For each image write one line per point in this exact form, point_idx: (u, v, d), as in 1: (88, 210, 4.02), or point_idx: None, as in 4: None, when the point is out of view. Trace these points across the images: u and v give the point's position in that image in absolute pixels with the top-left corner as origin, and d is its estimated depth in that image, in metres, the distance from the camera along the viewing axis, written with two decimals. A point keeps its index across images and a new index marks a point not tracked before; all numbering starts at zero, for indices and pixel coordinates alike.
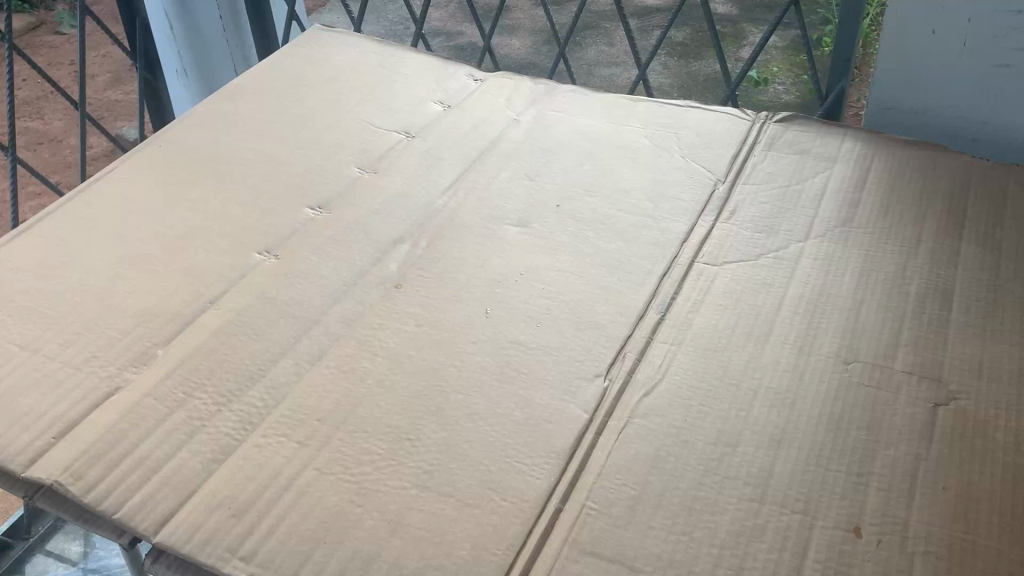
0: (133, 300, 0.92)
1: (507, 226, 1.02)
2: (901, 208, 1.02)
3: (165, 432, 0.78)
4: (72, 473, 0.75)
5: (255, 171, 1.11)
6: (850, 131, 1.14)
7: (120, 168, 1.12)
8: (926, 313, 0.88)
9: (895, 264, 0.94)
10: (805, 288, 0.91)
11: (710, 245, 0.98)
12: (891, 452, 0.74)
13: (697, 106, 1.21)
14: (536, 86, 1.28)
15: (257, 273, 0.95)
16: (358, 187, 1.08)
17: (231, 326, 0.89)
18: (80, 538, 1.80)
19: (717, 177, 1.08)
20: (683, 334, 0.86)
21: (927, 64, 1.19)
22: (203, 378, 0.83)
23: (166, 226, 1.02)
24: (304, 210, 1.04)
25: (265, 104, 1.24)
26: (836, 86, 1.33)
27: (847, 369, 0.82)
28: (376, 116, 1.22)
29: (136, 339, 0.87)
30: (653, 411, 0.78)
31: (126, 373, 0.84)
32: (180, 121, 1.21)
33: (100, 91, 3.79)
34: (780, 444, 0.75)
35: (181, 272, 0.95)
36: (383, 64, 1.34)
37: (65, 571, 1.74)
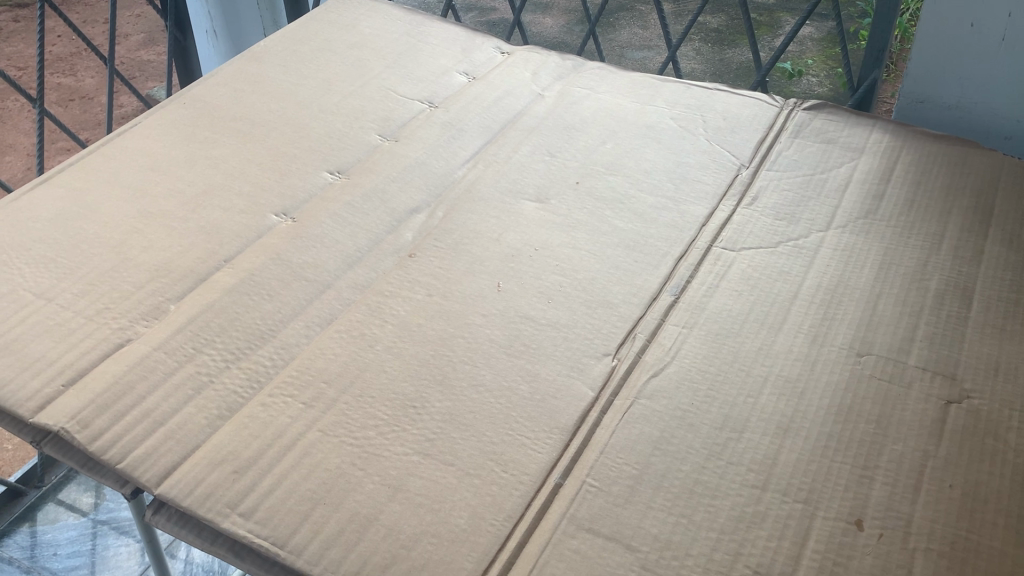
0: (148, 255, 0.92)
1: (525, 200, 1.01)
2: (926, 202, 1.00)
3: (172, 386, 0.79)
4: (79, 421, 0.75)
5: (276, 133, 1.11)
6: (880, 121, 1.12)
7: (143, 123, 1.12)
8: (945, 309, 0.86)
9: (917, 258, 0.93)
10: (822, 279, 0.90)
11: (729, 230, 0.97)
12: (899, 447, 0.73)
13: (725, 88, 1.19)
14: (563, 62, 1.27)
15: (273, 235, 0.95)
16: (379, 155, 1.08)
17: (244, 285, 0.89)
18: (92, 489, 1.83)
19: (741, 162, 1.07)
20: (695, 318, 0.86)
21: (962, 58, 1.17)
22: (213, 335, 0.84)
23: (186, 183, 1.02)
24: (323, 174, 1.04)
25: (290, 67, 1.24)
26: (868, 76, 1.30)
27: (860, 361, 0.80)
28: (401, 83, 1.21)
29: (149, 293, 0.88)
30: (659, 392, 0.78)
31: (137, 326, 0.84)
32: (204, 79, 1.21)
33: (133, 51, 3.80)
34: (786, 433, 0.74)
35: (198, 230, 0.95)
36: (410, 32, 1.33)
37: (75, 521, 1.77)
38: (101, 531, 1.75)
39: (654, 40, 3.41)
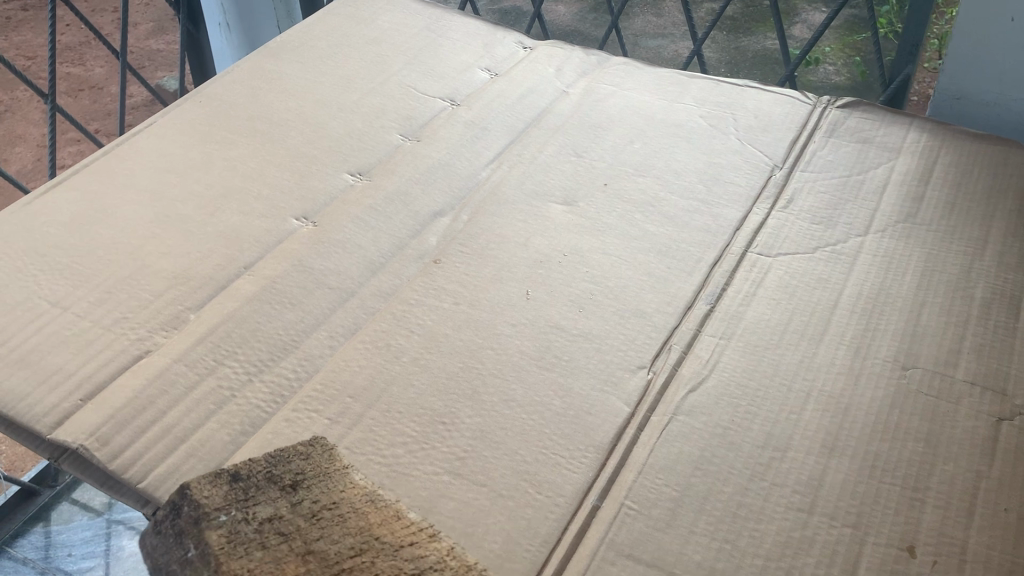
0: (166, 262, 0.89)
1: (552, 203, 0.98)
2: (968, 205, 0.97)
3: (193, 401, 0.76)
4: (98, 438, 0.73)
5: (295, 133, 1.08)
6: (917, 120, 1.09)
7: (158, 123, 1.09)
8: (992, 319, 0.83)
9: (960, 265, 0.89)
10: (863, 287, 0.87)
11: (764, 235, 0.94)
12: (950, 468, 0.70)
13: (755, 85, 1.16)
14: (587, 57, 1.24)
15: (293, 240, 0.93)
16: (400, 156, 1.05)
17: (265, 293, 0.86)
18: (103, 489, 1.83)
19: (774, 163, 1.04)
20: (733, 329, 0.83)
21: (1000, 54, 1.13)
22: (235, 346, 0.81)
23: (203, 185, 0.99)
24: (343, 176, 1.01)
25: (307, 63, 1.21)
26: (901, 71, 1.27)
27: (906, 375, 0.77)
28: (421, 80, 1.18)
29: (168, 302, 0.85)
30: (698, 408, 0.75)
31: (156, 337, 0.82)
32: (219, 77, 1.18)
33: (142, 40, 3.77)
34: (831, 452, 0.71)
35: (216, 235, 0.93)
36: (429, 27, 1.29)
37: (89, 521, 1.77)
38: (116, 530, 1.78)
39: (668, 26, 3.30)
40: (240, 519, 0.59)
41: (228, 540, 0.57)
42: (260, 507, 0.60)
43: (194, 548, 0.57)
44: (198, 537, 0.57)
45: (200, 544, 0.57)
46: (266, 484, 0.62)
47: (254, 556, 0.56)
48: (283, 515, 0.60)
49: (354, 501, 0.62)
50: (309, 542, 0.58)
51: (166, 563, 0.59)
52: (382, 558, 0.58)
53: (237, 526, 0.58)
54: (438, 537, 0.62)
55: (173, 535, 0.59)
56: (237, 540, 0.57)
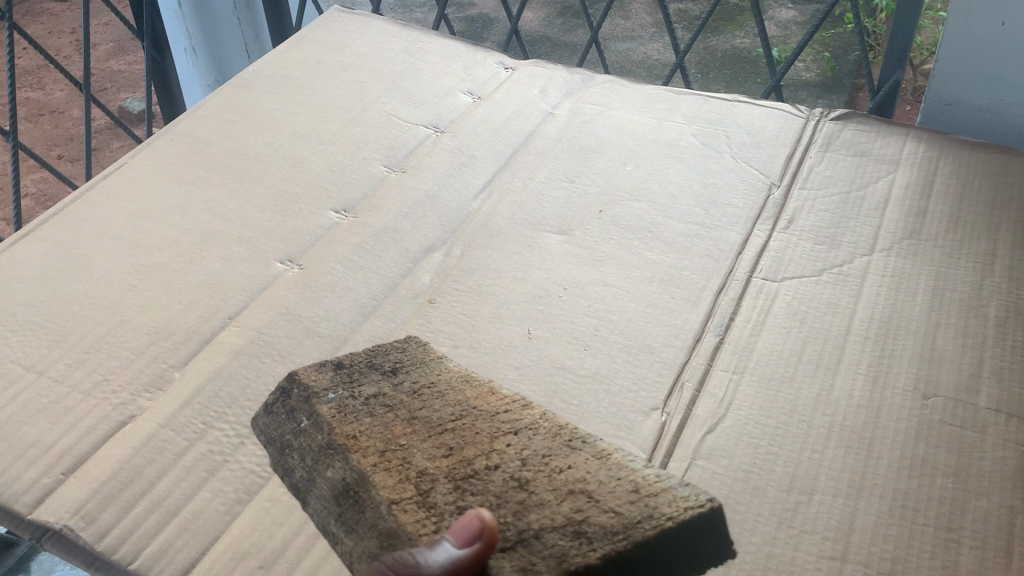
0: (146, 316, 0.85)
1: (547, 233, 0.95)
2: (972, 218, 0.94)
3: (184, 469, 0.72)
4: (84, 516, 0.68)
5: (273, 170, 1.03)
6: (913, 130, 1.06)
7: (130, 164, 1.04)
8: (1009, 340, 0.80)
9: (971, 282, 0.87)
10: (874, 310, 0.84)
11: (768, 258, 0.91)
12: (982, 504, 0.67)
13: (745, 100, 1.14)
14: (571, 77, 1.20)
15: (279, 286, 0.88)
16: (385, 189, 1.01)
17: (253, 346, 0.82)
18: None
19: (771, 180, 1.01)
20: (745, 362, 0.79)
21: (992, 58, 1.11)
22: (224, 406, 0.77)
23: (181, 231, 0.94)
24: (327, 214, 0.97)
25: (282, 94, 1.16)
26: (890, 78, 1.25)
27: (928, 404, 0.75)
28: (402, 108, 1.14)
29: (150, 360, 0.80)
30: (717, 451, 0.72)
31: (140, 400, 0.77)
32: (191, 112, 1.13)
33: (102, 62, 3.68)
34: (859, 493, 0.68)
35: (197, 284, 0.88)
36: (406, 50, 1.26)
37: None
38: None
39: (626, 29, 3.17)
40: (347, 396, 0.63)
41: (338, 411, 0.61)
42: (365, 386, 0.64)
43: (306, 420, 0.61)
44: (310, 409, 0.62)
45: (311, 415, 0.61)
46: (368, 370, 0.66)
47: (365, 420, 0.61)
48: (387, 392, 0.64)
49: (450, 380, 0.66)
50: (413, 410, 0.62)
51: (279, 438, 0.63)
52: (481, 420, 0.61)
53: (344, 401, 0.62)
54: (532, 405, 0.64)
55: (284, 412, 0.64)
56: (347, 411, 0.61)
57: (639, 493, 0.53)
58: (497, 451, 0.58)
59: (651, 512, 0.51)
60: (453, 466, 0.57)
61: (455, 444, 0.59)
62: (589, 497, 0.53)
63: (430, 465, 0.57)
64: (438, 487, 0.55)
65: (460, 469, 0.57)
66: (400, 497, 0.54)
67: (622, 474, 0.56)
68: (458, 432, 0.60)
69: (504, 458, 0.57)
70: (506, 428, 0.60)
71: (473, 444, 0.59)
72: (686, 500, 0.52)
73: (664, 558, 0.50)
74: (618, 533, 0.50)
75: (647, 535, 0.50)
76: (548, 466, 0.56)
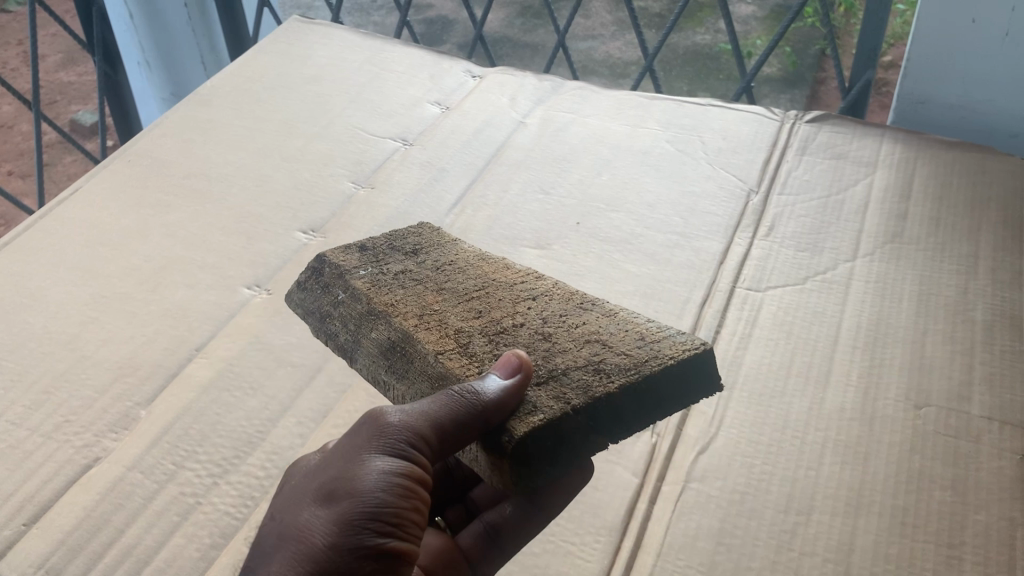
0: (108, 350, 0.81)
1: (524, 247, 0.92)
2: (952, 219, 0.93)
3: (154, 513, 0.68)
4: (49, 570, 0.64)
5: (237, 190, 0.99)
6: (888, 130, 1.05)
7: (85, 188, 1.00)
8: (997, 345, 0.79)
9: (955, 286, 0.86)
10: (861, 318, 0.83)
11: (750, 267, 0.89)
12: (982, 516, 0.65)
13: (719, 104, 1.12)
14: (540, 83, 1.18)
15: (248, 313, 0.85)
16: (354, 206, 0.98)
17: (223, 379, 0.78)
18: None
19: (749, 186, 0.99)
20: (734, 378, 0.77)
21: (963, 56, 1.09)
22: (194, 444, 0.73)
23: (142, 258, 0.90)
24: (296, 235, 0.94)
25: (243, 110, 1.13)
26: (861, 77, 1.24)
27: (921, 415, 0.73)
28: (368, 120, 1.11)
29: (114, 398, 0.76)
30: (711, 472, 0.69)
31: (105, 442, 0.73)
32: (148, 132, 1.09)
33: (52, 73, 3.58)
34: (858, 510, 0.66)
35: (161, 314, 0.84)
36: (370, 61, 1.22)
37: None
38: None
39: (587, 26, 3.06)
40: (378, 274, 0.69)
41: (372, 285, 0.67)
42: (393, 266, 0.70)
43: (344, 294, 0.68)
44: (345, 284, 0.69)
45: (349, 290, 0.67)
46: (394, 255, 0.72)
47: (398, 292, 0.66)
48: (412, 269, 0.69)
49: (468, 259, 0.71)
50: (440, 283, 0.67)
51: (318, 310, 0.69)
52: (502, 289, 0.66)
53: (374, 275, 0.68)
54: (545, 276, 0.68)
55: (322, 288, 0.70)
56: (381, 286, 0.67)
57: (647, 341, 0.58)
58: (520, 312, 0.62)
59: (658, 356, 0.56)
60: (484, 324, 0.61)
61: (483, 308, 0.63)
62: (603, 343, 0.58)
63: (463, 324, 0.62)
64: (475, 340, 0.60)
65: (490, 326, 0.61)
66: (443, 349, 0.59)
67: (629, 326, 0.60)
68: (483, 299, 0.64)
69: (524, 314, 0.62)
70: (524, 293, 0.65)
71: (496, 306, 0.63)
72: (689, 344, 0.57)
73: (673, 386, 0.55)
74: (629, 368, 0.55)
75: (655, 369, 0.55)
76: (564, 322, 0.61)
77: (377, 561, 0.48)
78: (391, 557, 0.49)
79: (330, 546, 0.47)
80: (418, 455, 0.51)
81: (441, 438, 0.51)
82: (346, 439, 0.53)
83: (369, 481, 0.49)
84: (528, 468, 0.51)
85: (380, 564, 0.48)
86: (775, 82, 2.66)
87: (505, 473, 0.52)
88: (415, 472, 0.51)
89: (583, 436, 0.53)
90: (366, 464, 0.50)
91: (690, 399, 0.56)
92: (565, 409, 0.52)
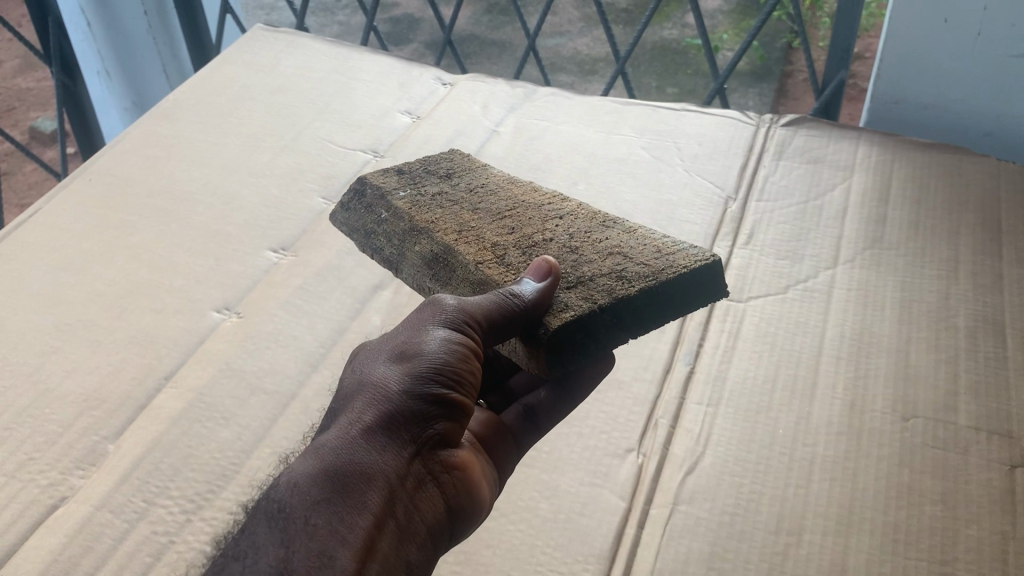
0: (72, 382, 0.78)
1: None
2: (931, 222, 0.93)
3: (125, 555, 0.65)
4: None
5: (203, 208, 0.97)
6: (864, 133, 1.05)
7: (45, 209, 0.96)
8: (981, 352, 0.79)
9: (937, 292, 0.85)
10: (844, 327, 0.82)
11: (731, 277, 0.88)
12: (973, 532, 0.65)
13: (693, 109, 1.11)
14: (512, 90, 1.16)
15: (218, 339, 0.82)
16: (325, 223, 0.95)
17: (193, 410, 0.75)
18: None
19: (727, 193, 0.98)
20: (719, 393, 0.76)
21: (936, 56, 1.09)
22: (166, 480, 0.70)
23: (105, 282, 0.87)
24: (266, 254, 0.91)
25: (207, 124, 1.10)
26: (834, 78, 1.23)
27: (908, 427, 0.72)
28: (337, 132, 1.08)
29: (80, 433, 0.73)
30: (699, 493, 0.68)
31: (71, 480, 0.70)
32: (109, 149, 1.05)
33: (9, 79, 3.50)
34: (849, 529, 0.65)
35: (128, 341, 0.81)
36: (338, 69, 1.20)
37: None
38: None
39: (553, 21, 3.03)
40: (417, 196, 0.76)
41: (413, 206, 0.74)
42: (429, 188, 0.77)
43: (387, 213, 0.75)
44: (386, 204, 0.76)
45: (391, 209, 0.75)
46: (429, 178, 0.79)
47: (437, 210, 0.73)
48: (447, 191, 0.76)
49: (498, 182, 0.77)
50: (474, 204, 0.73)
51: (363, 228, 0.77)
52: (531, 209, 0.72)
53: (413, 197, 0.75)
54: (571, 198, 0.75)
55: (364, 209, 0.78)
56: (421, 205, 0.74)
57: (664, 253, 0.63)
58: (549, 228, 0.69)
59: (679, 267, 0.62)
60: (517, 239, 0.68)
61: (515, 226, 0.69)
62: (624, 255, 0.64)
63: (498, 239, 0.68)
64: (511, 253, 0.66)
65: (523, 240, 0.67)
66: (481, 259, 0.66)
67: (648, 240, 0.66)
68: (515, 217, 0.71)
69: (552, 230, 0.68)
70: (551, 213, 0.71)
71: (527, 224, 0.70)
72: (701, 255, 0.63)
73: (686, 290, 0.61)
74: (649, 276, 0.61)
75: (671, 276, 0.60)
76: (589, 237, 0.67)
77: (442, 412, 0.54)
78: (453, 410, 0.54)
79: (401, 394, 0.53)
80: (473, 327, 0.56)
81: (494, 321, 0.56)
82: (414, 315, 0.58)
83: (430, 346, 0.54)
84: (561, 357, 0.57)
85: (446, 413, 0.54)
86: (744, 76, 2.66)
87: (543, 357, 0.58)
88: (472, 342, 0.55)
89: (608, 330, 0.59)
90: (428, 333, 0.55)
91: (702, 302, 0.62)
92: (592, 308, 0.58)
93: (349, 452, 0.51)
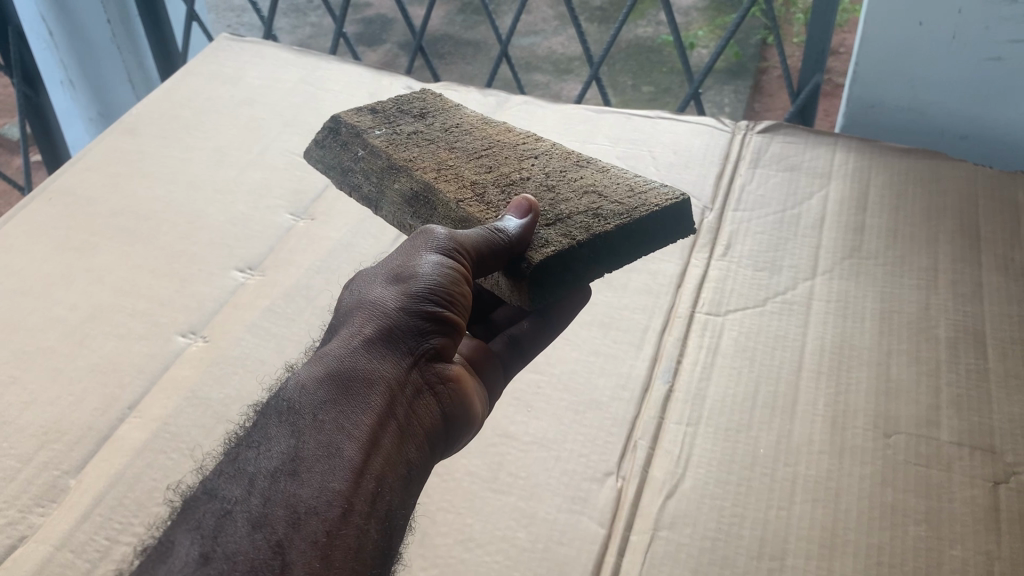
0: (31, 414, 0.75)
1: None
2: (910, 230, 0.92)
3: None
4: None
5: (168, 227, 0.94)
6: (840, 138, 1.04)
7: (4, 230, 0.94)
8: (962, 363, 0.78)
9: (916, 303, 0.84)
10: (824, 341, 0.81)
11: (709, 289, 0.87)
12: (958, 552, 0.64)
13: (668, 116, 1.10)
14: (484, 99, 1.14)
15: (184, 365, 0.79)
16: (294, 240, 0.93)
17: (158, 440, 0.73)
18: None
19: (704, 203, 0.98)
20: (699, 412, 0.75)
21: (910, 59, 1.08)
22: (130, 515, 0.68)
23: (66, 307, 0.84)
24: (232, 274, 0.89)
25: (172, 138, 1.07)
26: (810, 79, 1.22)
27: (890, 444, 0.71)
28: (306, 145, 1.05)
29: (39, 468, 0.71)
30: (680, 518, 0.67)
31: (31, 518, 0.68)
32: (71, 165, 1.02)
33: None
34: (833, 552, 0.64)
35: (89, 369, 0.79)
36: (306, 79, 1.17)
37: None
38: None
39: (528, 21, 3.02)
40: (393, 133, 0.77)
41: (389, 143, 0.75)
42: (404, 125, 0.79)
43: (363, 151, 0.76)
44: (362, 143, 0.77)
45: (367, 146, 0.76)
46: (403, 117, 0.80)
47: (413, 148, 0.74)
48: (423, 130, 0.78)
49: (473, 121, 0.79)
50: (450, 142, 0.75)
51: (338, 165, 0.79)
52: (506, 149, 0.74)
53: (389, 136, 0.77)
54: (543, 138, 0.78)
55: (339, 145, 0.79)
56: (397, 143, 0.76)
57: (637, 193, 0.67)
58: (525, 168, 0.71)
59: (652, 204, 0.65)
60: (494, 177, 0.70)
61: (491, 165, 0.72)
62: (600, 194, 0.67)
63: (475, 177, 0.70)
64: (489, 191, 0.68)
65: (500, 178, 0.70)
66: (461, 198, 0.68)
67: (621, 180, 0.69)
68: (491, 157, 0.73)
69: (528, 169, 0.71)
70: (526, 152, 0.74)
71: (504, 163, 0.72)
72: (672, 195, 0.66)
73: (657, 228, 0.65)
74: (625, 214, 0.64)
75: (643, 215, 0.64)
76: (565, 176, 0.70)
77: (435, 328, 0.57)
78: (445, 330, 0.57)
79: (397, 311, 0.56)
80: (463, 255, 0.58)
81: (482, 253, 0.59)
82: (407, 243, 0.61)
83: (424, 270, 0.57)
84: (544, 287, 0.61)
85: (437, 331, 0.57)
86: (719, 73, 2.65)
87: (525, 289, 0.61)
88: (463, 269, 0.58)
89: (586, 264, 0.62)
90: (421, 258, 0.58)
91: (674, 236, 0.66)
92: (570, 244, 0.61)
93: (351, 360, 0.54)
